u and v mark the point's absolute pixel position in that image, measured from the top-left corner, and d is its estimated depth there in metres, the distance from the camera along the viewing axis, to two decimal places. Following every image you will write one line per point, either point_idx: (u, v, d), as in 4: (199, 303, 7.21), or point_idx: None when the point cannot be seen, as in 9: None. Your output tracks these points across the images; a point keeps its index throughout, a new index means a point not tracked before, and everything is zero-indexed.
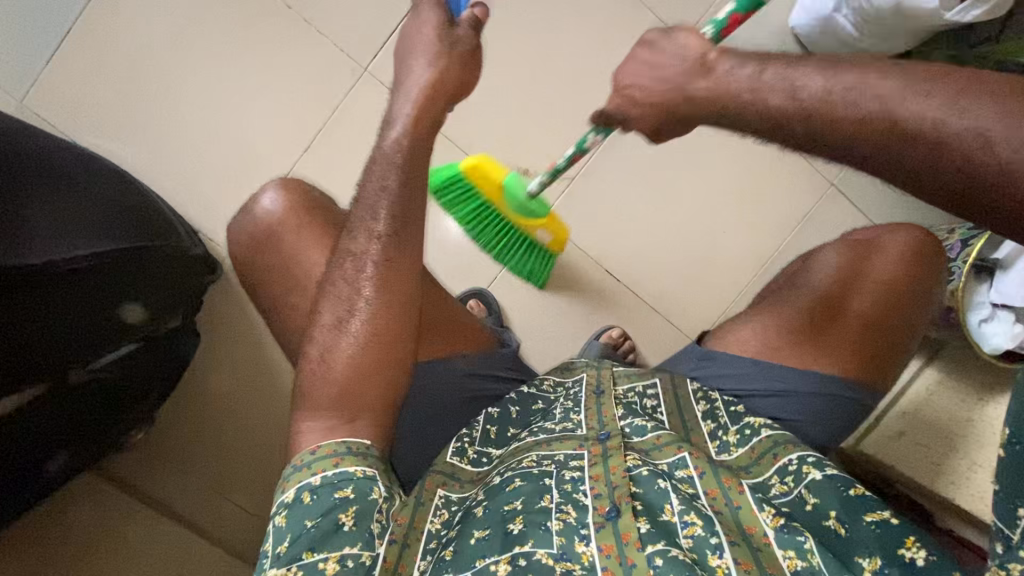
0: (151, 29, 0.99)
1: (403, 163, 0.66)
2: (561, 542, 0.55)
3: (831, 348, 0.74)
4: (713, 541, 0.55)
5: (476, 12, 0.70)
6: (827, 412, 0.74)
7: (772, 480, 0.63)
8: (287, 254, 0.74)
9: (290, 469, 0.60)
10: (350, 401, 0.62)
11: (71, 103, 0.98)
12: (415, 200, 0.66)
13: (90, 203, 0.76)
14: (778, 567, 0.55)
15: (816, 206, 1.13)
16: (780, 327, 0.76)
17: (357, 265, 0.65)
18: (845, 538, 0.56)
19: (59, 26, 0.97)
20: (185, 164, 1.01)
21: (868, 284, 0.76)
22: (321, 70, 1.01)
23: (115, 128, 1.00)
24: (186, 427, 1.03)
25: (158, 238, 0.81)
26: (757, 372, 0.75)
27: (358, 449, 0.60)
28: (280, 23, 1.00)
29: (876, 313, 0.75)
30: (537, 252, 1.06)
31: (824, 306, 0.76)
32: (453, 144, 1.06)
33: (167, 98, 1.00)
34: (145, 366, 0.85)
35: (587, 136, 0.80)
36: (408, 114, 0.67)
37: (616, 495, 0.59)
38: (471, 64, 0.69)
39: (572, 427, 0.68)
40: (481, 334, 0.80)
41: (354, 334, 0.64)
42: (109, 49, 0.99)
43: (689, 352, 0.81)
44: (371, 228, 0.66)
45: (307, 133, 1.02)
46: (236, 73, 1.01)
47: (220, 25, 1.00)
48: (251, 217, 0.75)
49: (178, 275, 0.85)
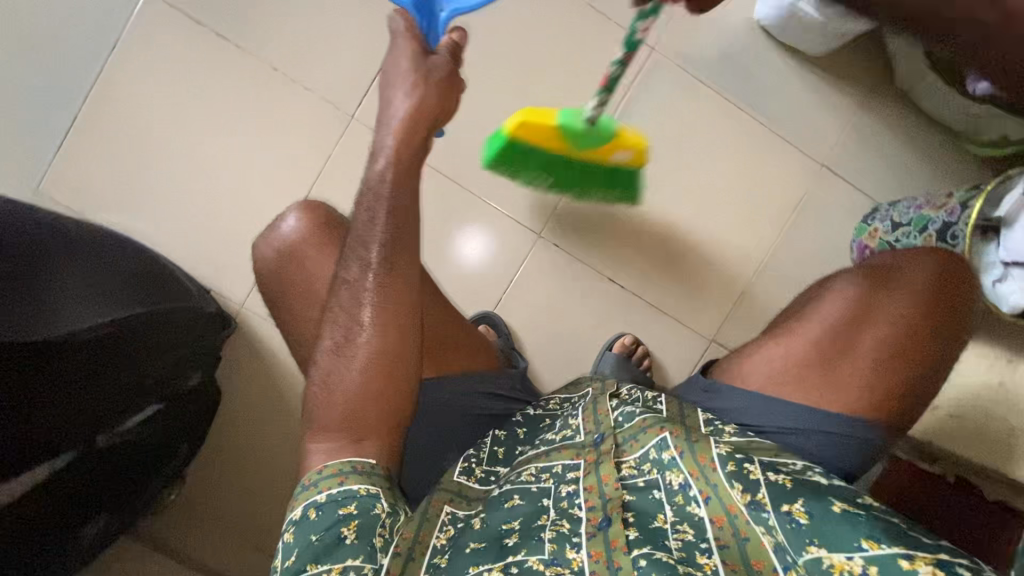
0: (146, 94, 1.05)
1: (389, 195, 0.67)
2: (552, 549, 0.54)
3: (841, 384, 0.73)
4: (702, 545, 0.55)
5: (453, 38, 0.74)
6: (833, 451, 0.72)
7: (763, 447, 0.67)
8: (289, 284, 0.77)
9: (300, 487, 0.62)
10: (354, 422, 0.64)
11: (77, 166, 1.05)
12: (403, 230, 0.68)
13: (107, 274, 0.80)
14: (766, 563, 0.53)
15: (813, 187, 1.13)
16: (789, 357, 0.76)
17: (354, 292, 0.67)
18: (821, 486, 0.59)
19: (61, 96, 1.04)
20: (187, 216, 1.06)
21: (880, 319, 0.74)
22: (313, 113, 1.06)
23: (120, 187, 1.05)
24: (212, 485, 1.05)
25: (173, 301, 0.86)
26: (762, 407, 0.75)
27: (363, 468, 0.62)
28: (271, 77, 1.06)
29: (889, 348, 0.73)
30: (623, 171, 0.80)
31: (837, 337, 0.75)
32: (440, 174, 1.12)
33: (168, 155, 1.06)
34: (169, 424, 0.90)
35: (634, 26, 0.66)
36: (389, 147, 0.68)
37: (610, 506, 0.58)
38: (449, 88, 0.70)
39: (571, 435, 0.68)
40: (492, 354, 0.83)
41: (353, 360, 0.66)
42: (109, 115, 1.05)
43: (696, 383, 0.83)
44: (364, 257, 0.67)
45: (300, 178, 1.06)
46: (229, 125, 1.06)
47: (212, 80, 1.06)
48: (258, 257, 0.80)
49: (199, 335, 0.91)
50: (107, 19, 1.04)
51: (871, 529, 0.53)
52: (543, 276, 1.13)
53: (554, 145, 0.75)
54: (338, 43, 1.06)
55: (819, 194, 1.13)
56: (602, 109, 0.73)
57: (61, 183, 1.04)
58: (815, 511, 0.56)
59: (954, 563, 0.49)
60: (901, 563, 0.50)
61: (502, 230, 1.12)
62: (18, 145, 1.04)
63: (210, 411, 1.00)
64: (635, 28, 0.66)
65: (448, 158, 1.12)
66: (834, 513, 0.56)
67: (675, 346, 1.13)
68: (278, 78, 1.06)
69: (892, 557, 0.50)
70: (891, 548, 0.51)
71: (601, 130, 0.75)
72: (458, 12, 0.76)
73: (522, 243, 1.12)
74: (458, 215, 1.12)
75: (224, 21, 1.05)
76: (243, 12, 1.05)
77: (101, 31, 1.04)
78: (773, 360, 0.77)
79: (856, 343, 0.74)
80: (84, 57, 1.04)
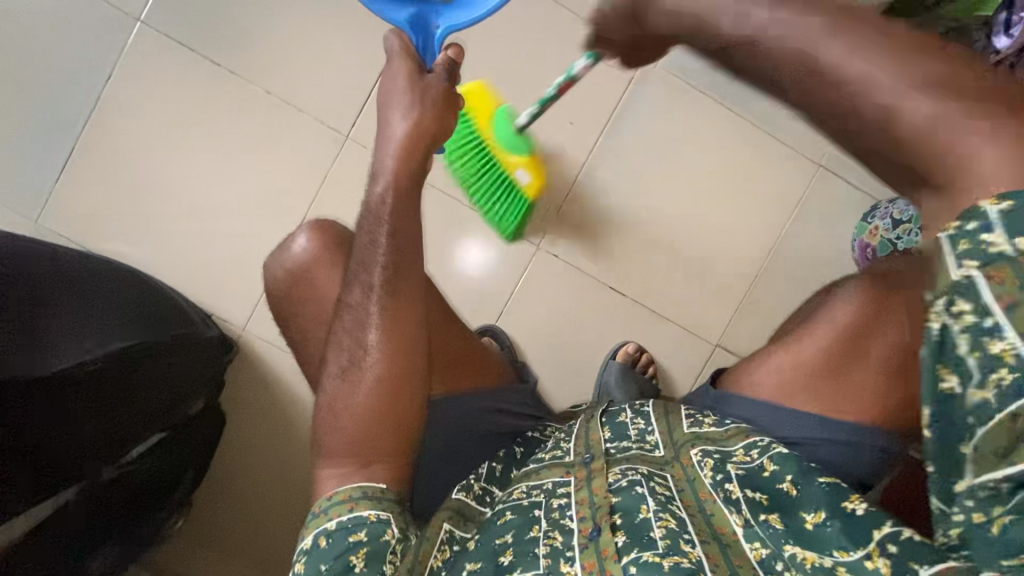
0: (146, 122, 1.06)
1: (390, 218, 0.67)
2: (547, 563, 0.54)
3: (852, 393, 0.73)
4: (686, 535, 0.55)
5: (449, 55, 0.73)
6: (848, 458, 0.72)
7: (737, 450, 0.66)
8: (296, 307, 0.78)
9: (310, 515, 0.61)
10: (362, 448, 0.63)
11: (80, 197, 1.05)
12: (406, 251, 0.68)
13: (106, 303, 0.79)
14: (747, 561, 0.55)
15: (811, 188, 1.13)
16: (799, 365, 0.75)
17: (358, 318, 0.67)
18: (794, 497, 0.59)
19: (62, 129, 1.05)
20: (190, 241, 1.06)
21: (893, 327, 0.73)
22: (311, 134, 1.07)
23: (122, 217, 1.06)
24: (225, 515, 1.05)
25: (169, 327, 0.85)
26: (775, 416, 0.74)
27: (373, 493, 0.61)
28: (268, 100, 1.06)
29: (901, 356, 0.72)
30: (515, 194, 1.05)
31: (847, 345, 0.74)
32: (437, 192, 1.12)
33: (169, 181, 1.06)
34: (174, 452, 0.90)
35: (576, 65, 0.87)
36: (389, 169, 0.68)
37: (600, 515, 0.57)
38: (449, 106, 0.71)
39: (561, 454, 0.69)
40: (499, 369, 0.81)
41: (360, 384, 0.65)
42: (109, 144, 1.06)
43: (704, 394, 0.81)
44: (367, 282, 0.67)
45: (302, 199, 1.07)
46: (229, 148, 1.07)
47: (209, 105, 1.06)
48: (270, 277, 0.80)
49: (200, 362, 0.90)
50: (101, 51, 1.05)
51: (838, 538, 0.54)
52: (547, 289, 1.12)
53: (484, 125, 1.03)
54: (334, 64, 1.07)
55: (823, 195, 1.13)
56: (528, 121, 1.01)
57: (65, 214, 1.05)
58: (791, 522, 0.57)
59: (886, 541, 0.51)
60: (867, 565, 0.51)
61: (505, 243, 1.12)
62: (18, 180, 1.04)
63: (214, 436, 1.00)
64: (577, 67, 0.87)
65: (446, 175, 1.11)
66: (807, 527, 0.56)
67: (684, 353, 1.13)
68: (274, 102, 1.07)
69: (859, 562, 0.51)
70: (858, 552, 0.52)
71: (517, 146, 1.03)
72: (452, 29, 0.76)
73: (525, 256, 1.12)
74: (460, 230, 1.12)
75: (219, 51, 1.06)
76: (236, 41, 1.06)
77: (99, 62, 1.05)
78: (784, 369, 0.76)
79: (866, 351, 0.74)
80: (84, 88, 1.05)
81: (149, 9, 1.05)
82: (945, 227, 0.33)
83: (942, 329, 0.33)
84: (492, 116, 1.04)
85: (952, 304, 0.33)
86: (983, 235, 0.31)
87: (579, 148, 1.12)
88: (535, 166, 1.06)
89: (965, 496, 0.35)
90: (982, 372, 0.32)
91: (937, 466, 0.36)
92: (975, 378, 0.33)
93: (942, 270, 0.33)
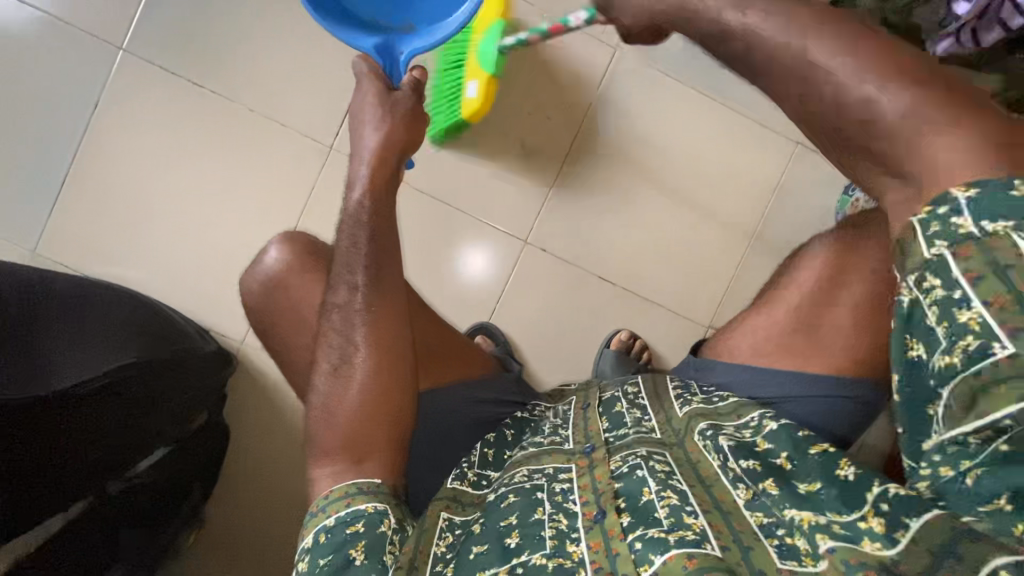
0: (128, 152, 1.09)
1: (369, 221, 0.70)
2: (553, 544, 0.54)
3: (824, 346, 0.76)
4: (688, 508, 0.55)
5: (415, 74, 0.77)
6: (826, 414, 0.73)
7: (729, 429, 0.66)
8: (281, 318, 0.79)
9: (308, 514, 0.63)
10: (356, 445, 0.65)
11: (69, 232, 1.08)
12: (386, 250, 0.71)
13: (105, 326, 0.82)
14: (747, 525, 0.54)
15: (790, 166, 1.14)
16: (770, 326, 0.80)
17: (344, 317, 0.69)
18: (788, 470, 0.57)
19: (49, 168, 1.08)
20: (180, 264, 1.08)
21: (854, 278, 0.77)
22: (292, 149, 1.09)
23: (111, 247, 1.08)
24: (236, 527, 1.06)
25: (167, 344, 0.88)
26: (752, 378, 0.76)
27: (368, 488, 0.63)
28: (245, 120, 1.09)
29: (866, 304, 0.75)
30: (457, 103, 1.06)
31: (813, 302, 0.78)
32: (421, 195, 1.13)
33: (154, 208, 1.09)
34: (184, 464, 0.92)
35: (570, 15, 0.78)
36: (364, 176, 0.71)
37: (604, 499, 0.58)
38: (415, 118, 0.75)
39: (560, 441, 0.70)
40: (483, 360, 0.86)
41: (350, 381, 0.67)
42: (94, 178, 1.08)
43: (688, 364, 0.85)
44: (351, 281, 0.70)
45: (287, 213, 1.09)
46: (211, 171, 1.09)
47: (189, 130, 1.09)
48: (245, 293, 0.82)
49: (200, 374, 0.93)
50: (89, 79, 1.08)
51: (833, 503, 0.51)
52: (532, 287, 1.14)
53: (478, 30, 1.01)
54: (309, 80, 1.09)
55: (802, 173, 1.14)
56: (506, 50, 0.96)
57: (55, 250, 1.07)
58: (786, 486, 0.55)
59: (880, 500, 0.48)
60: (860, 525, 0.48)
61: (485, 243, 1.14)
62: (12, 213, 1.07)
63: (217, 451, 1.01)
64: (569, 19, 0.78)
65: (427, 179, 1.13)
66: (802, 493, 0.54)
67: (675, 339, 1.14)
68: (257, 118, 1.09)
69: (852, 523, 0.49)
70: (852, 514, 0.49)
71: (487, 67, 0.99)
72: (415, 54, 0.79)
73: (511, 256, 1.14)
74: (443, 234, 1.14)
75: (200, 74, 1.09)
76: (211, 67, 1.09)
77: (79, 100, 1.08)
78: (757, 331, 0.81)
79: (833, 304, 0.77)
80: (68, 127, 1.08)
81: (131, 36, 1.08)
82: (918, 214, 0.36)
83: (913, 302, 0.37)
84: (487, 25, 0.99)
85: (924, 279, 0.36)
86: (953, 218, 0.34)
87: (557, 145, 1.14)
88: (485, 95, 1.02)
89: (934, 451, 0.39)
90: (950, 340, 0.35)
91: (907, 427, 0.40)
92: (943, 345, 0.36)
93: (915, 247, 0.36)
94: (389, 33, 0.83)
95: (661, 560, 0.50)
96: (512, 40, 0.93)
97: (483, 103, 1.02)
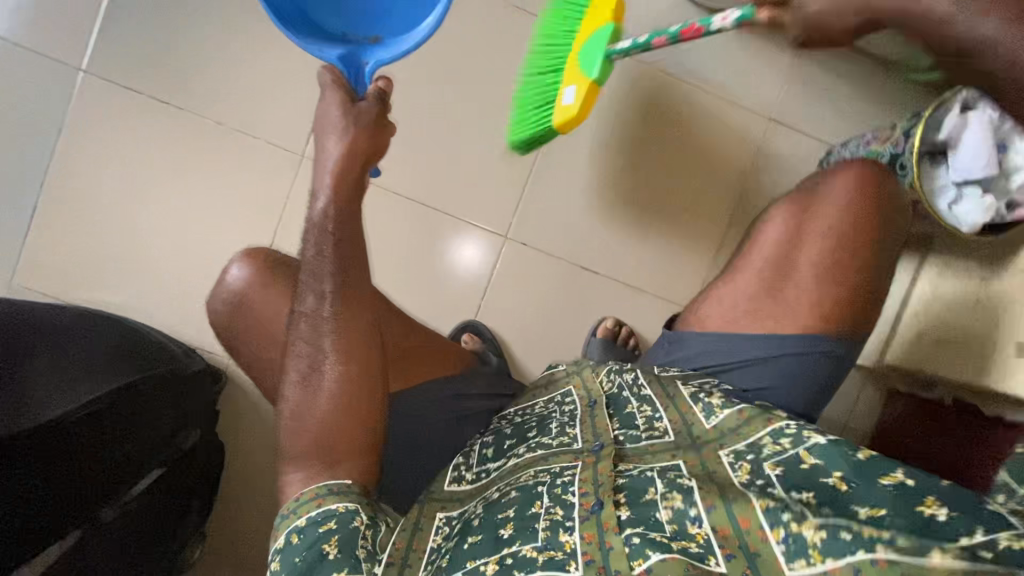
0: (90, 173, 1.07)
1: (334, 230, 0.71)
2: (546, 535, 0.55)
3: (789, 306, 0.77)
4: (692, 512, 0.55)
5: (379, 85, 0.75)
6: (797, 372, 0.75)
7: (765, 441, 0.63)
8: (251, 332, 0.79)
9: (281, 517, 0.64)
10: (326, 448, 0.66)
11: (36, 258, 1.07)
12: (353, 256, 0.72)
13: (85, 353, 0.83)
14: (750, 516, 0.53)
15: (761, 141, 1.14)
16: (736, 294, 0.81)
17: (312, 325, 0.70)
18: (843, 492, 0.53)
19: (9, 195, 1.06)
20: (153, 284, 1.08)
21: (812, 237, 0.78)
22: (258, 159, 1.08)
23: (81, 271, 1.07)
24: (227, 536, 1.07)
25: (153, 366, 0.88)
26: (722, 346, 0.79)
27: (339, 489, 0.64)
28: (207, 133, 1.08)
29: (828, 260, 0.77)
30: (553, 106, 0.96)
31: (776, 265, 0.79)
32: (394, 198, 1.13)
33: (122, 228, 1.08)
34: (177, 484, 0.92)
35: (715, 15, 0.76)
36: (328, 184, 0.72)
37: (602, 491, 0.58)
38: (378, 131, 0.73)
39: (569, 441, 0.68)
40: (460, 359, 0.87)
41: (320, 386, 0.68)
42: (58, 203, 1.07)
43: (662, 341, 0.86)
44: (318, 289, 0.71)
45: (258, 226, 1.08)
46: (177, 187, 1.08)
47: (151, 147, 1.08)
48: (212, 311, 0.82)
49: (190, 396, 0.93)
50: (53, 104, 1.06)
51: (896, 526, 0.48)
52: (515, 282, 1.14)
53: (585, 32, 0.95)
54: (272, 89, 1.08)
55: (771, 148, 1.14)
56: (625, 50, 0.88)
57: (23, 277, 1.06)
58: (839, 510, 0.52)
59: (981, 547, 0.45)
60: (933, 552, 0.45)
61: (462, 241, 1.14)
62: None
63: (213, 468, 1.01)
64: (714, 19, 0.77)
65: (397, 181, 1.13)
66: (861, 517, 0.50)
67: (655, 323, 1.15)
68: (223, 131, 1.08)
69: (925, 549, 0.46)
70: (925, 541, 0.46)
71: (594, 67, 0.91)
72: (381, 63, 0.78)
73: (490, 254, 1.14)
74: (417, 235, 1.14)
75: (160, 90, 1.07)
76: (170, 81, 1.07)
77: (38, 124, 1.06)
78: (725, 300, 0.82)
79: (796, 266, 0.78)
80: (28, 152, 1.06)
81: (88, 57, 1.06)
82: None
83: None
84: (598, 27, 0.93)
85: None
86: None
87: None
88: (588, 93, 0.91)
89: None
90: None
91: None
92: None
93: None
94: (356, 44, 0.81)
95: (660, 557, 0.50)
96: (628, 43, 0.88)
97: (581, 109, 0.91)
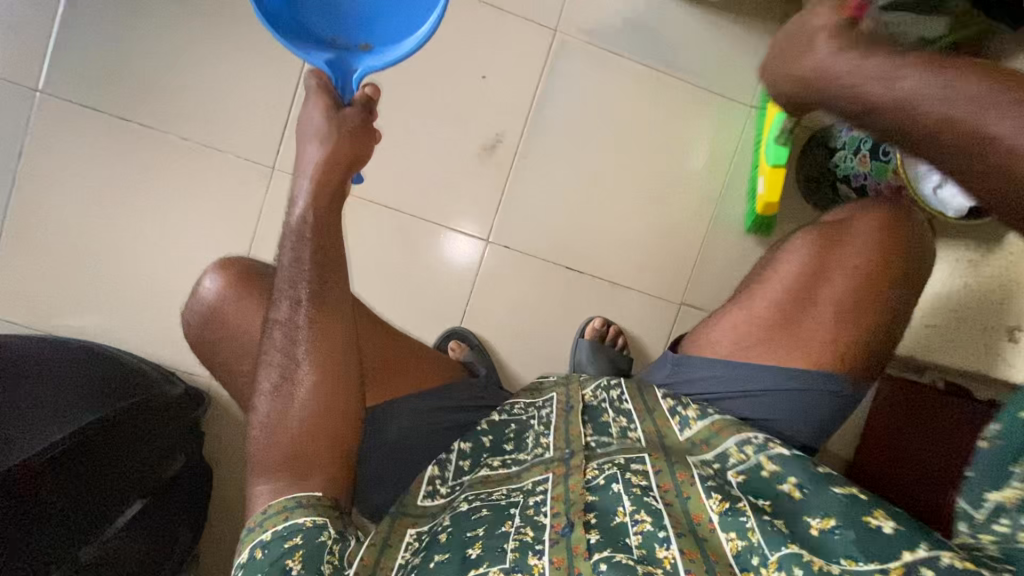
0: (48, 188, 1.04)
1: (314, 235, 0.69)
2: (514, 557, 0.54)
3: (802, 339, 0.76)
4: (660, 535, 0.55)
5: (367, 91, 0.72)
6: (807, 406, 0.74)
7: (731, 449, 0.66)
8: (223, 348, 0.77)
9: (246, 530, 0.63)
10: (299, 457, 0.65)
11: None
12: (331, 261, 0.70)
13: (62, 387, 0.83)
14: (721, 552, 0.55)
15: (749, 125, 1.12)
16: (751, 321, 0.79)
17: (287, 333, 0.68)
18: (798, 500, 0.58)
19: None
20: (127, 303, 1.05)
21: (836, 271, 0.76)
22: (229, 167, 1.05)
23: (46, 290, 1.04)
24: (210, 550, 1.05)
25: (129, 396, 0.87)
26: (732, 373, 0.77)
27: (308, 501, 0.62)
28: (175, 143, 1.05)
29: (849, 301, 0.75)
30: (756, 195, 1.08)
31: (795, 296, 0.77)
32: (372, 206, 1.10)
33: (84, 244, 1.05)
34: (162, 514, 0.89)
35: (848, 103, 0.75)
36: (308, 189, 0.69)
37: (572, 511, 0.58)
38: (364, 134, 0.71)
39: (541, 452, 0.68)
40: (448, 371, 0.85)
41: (291, 395, 0.66)
42: (17, 222, 1.04)
43: (665, 360, 0.84)
44: (293, 297, 0.68)
45: (230, 236, 1.06)
46: (142, 198, 1.05)
47: (114, 159, 1.04)
48: (184, 326, 0.80)
49: (172, 424, 0.91)
50: (10, 127, 1.02)
51: (847, 547, 0.53)
52: (497, 283, 1.12)
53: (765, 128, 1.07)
54: (243, 96, 1.05)
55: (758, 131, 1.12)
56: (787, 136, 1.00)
57: None
58: (797, 529, 0.56)
59: (919, 564, 0.49)
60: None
61: (440, 243, 1.12)
62: None
63: (201, 495, 0.98)
64: None
65: (376, 188, 1.10)
66: (813, 533, 0.55)
67: (641, 317, 1.14)
68: (192, 145, 1.05)
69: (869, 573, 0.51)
70: (870, 565, 0.51)
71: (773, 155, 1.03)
72: (371, 69, 0.73)
73: (471, 257, 1.12)
74: (395, 242, 1.11)
75: (121, 104, 1.04)
76: (134, 92, 1.04)
77: None
78: (737, 326, 0.79)
79: (816, 299, 0.76)
80: None
81: (45, 75, 1.02)
82: None
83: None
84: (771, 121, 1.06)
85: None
86: None
87: (510, 131, 1.11)
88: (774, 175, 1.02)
89: None
90: None
91: None
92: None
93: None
94: (343, 48, 0.76)
95: None
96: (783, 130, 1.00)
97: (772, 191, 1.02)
